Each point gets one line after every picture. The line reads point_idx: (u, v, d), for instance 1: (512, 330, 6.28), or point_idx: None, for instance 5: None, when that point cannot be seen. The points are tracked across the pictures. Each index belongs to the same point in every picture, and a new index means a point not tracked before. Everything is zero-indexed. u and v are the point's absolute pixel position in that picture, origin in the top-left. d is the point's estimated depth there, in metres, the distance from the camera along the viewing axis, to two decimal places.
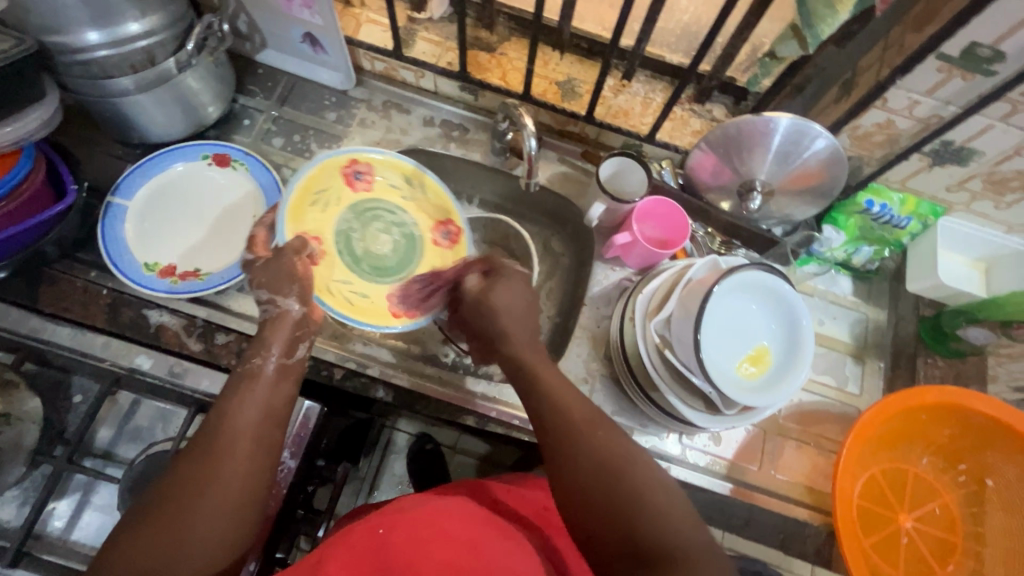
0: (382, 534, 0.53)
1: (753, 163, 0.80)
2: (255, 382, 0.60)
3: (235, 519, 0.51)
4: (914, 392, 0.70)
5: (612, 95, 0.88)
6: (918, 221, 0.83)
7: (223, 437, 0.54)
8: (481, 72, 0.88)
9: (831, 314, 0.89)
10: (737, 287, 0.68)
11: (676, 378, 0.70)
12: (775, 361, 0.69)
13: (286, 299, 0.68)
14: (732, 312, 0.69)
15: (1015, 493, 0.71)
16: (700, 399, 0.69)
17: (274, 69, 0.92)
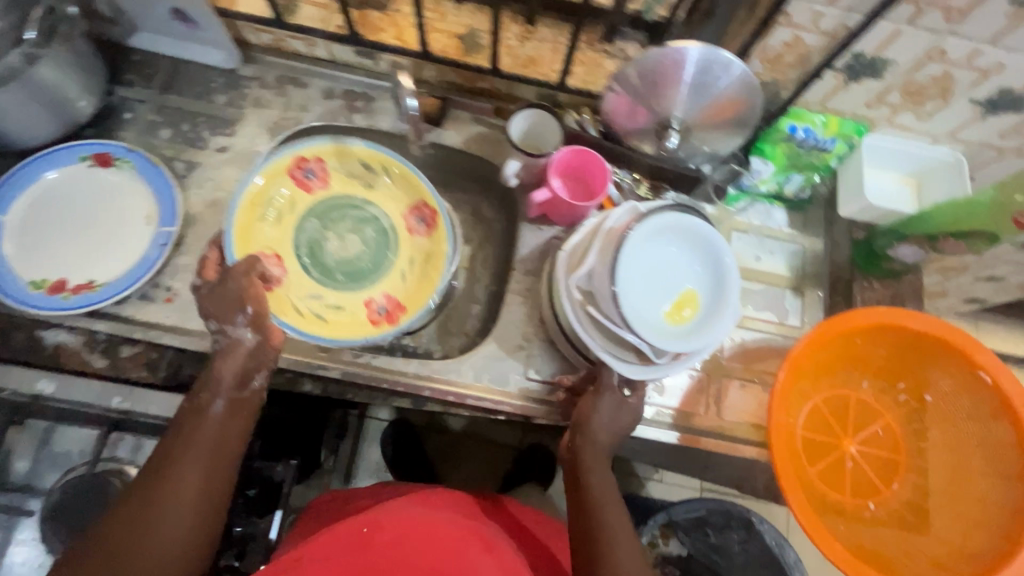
0: (368, 531, 0.64)
1: (666, 99, 0.75)
2: (203, 420, 0.61)
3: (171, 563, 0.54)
4: (847, 317, 0.67)
5: (518, 44, 0.83)
6: (843, 142, 0.79)
7: (174, 482, 0.56)
8: (375, 33, 0.82)
9: (767, 249, 0.87)
10: (658, 231, 0.65)
11: (604, 332, 0.67)
12: (704, 301, 0.65)
13: (235, 328, 0.67)
14: (653, 257, 0.65)
15: (955, 405, 0.70)
16: (630, 351, 0.67)
17: (151, 53, 0.84)
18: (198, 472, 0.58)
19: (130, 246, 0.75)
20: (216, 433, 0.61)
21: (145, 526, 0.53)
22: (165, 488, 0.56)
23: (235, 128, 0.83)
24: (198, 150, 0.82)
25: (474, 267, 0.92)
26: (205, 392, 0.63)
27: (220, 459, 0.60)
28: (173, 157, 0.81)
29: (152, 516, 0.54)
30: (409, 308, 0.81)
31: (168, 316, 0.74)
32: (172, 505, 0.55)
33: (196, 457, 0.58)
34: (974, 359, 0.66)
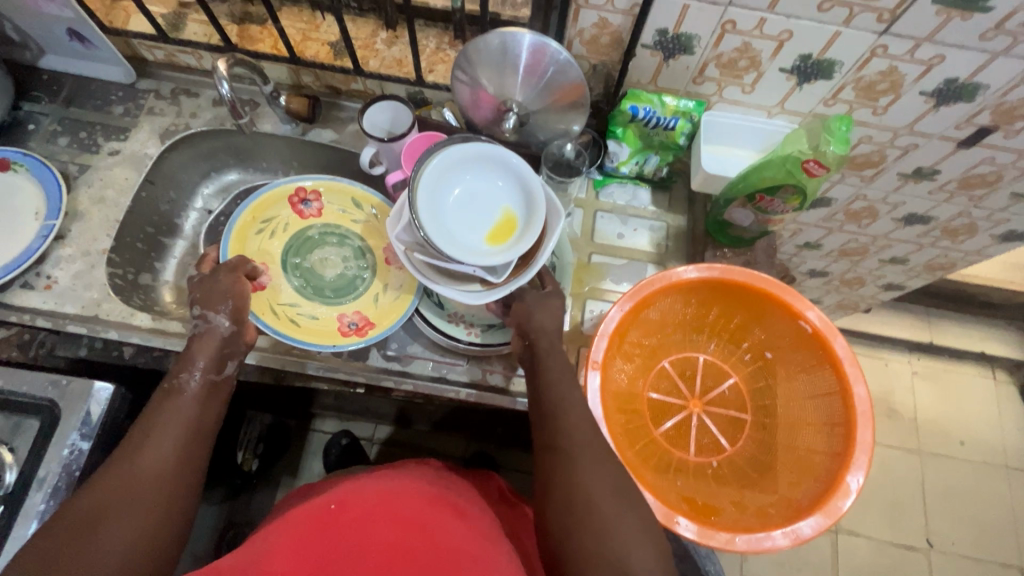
0: (334, 511, 0.66)
1: (505, 85, 0.81)
2: (180, 399, 0.62)
3: (148, 538, 0.53)
4: (667, 275, 0.68)
5: (385, 48, 0.90)
6: (684, 120, 0.82)
7: (145, 457, 0.56)
8: (254, 43, 0.90)
9: (631, 226, 0.90)
10: (455, 164, 0.68)
11: (441, 272, 0.67)
12: (520, 215, 0.67)
13: (216, 314, 0.69)
14: (463, 193, 0.68)
15: (788, 359, 0.71)
16: (474, 280, 0.67)
17: (58, 73, 0.93)
18: (175, 447, 0.58)
19: (15, 239, 0.82)
20: (194, 412, 0.62)
21: (124, 501, 0.53)
22: (144, 462, 0.56)
23: (129, 134, 0.91)
24: (93, 154, 0.89)
25: None
26: (184, 372, 0.64)
27: (198, 439, 0.61)
28: (68, 161, 0.88)
29: (135, 488, 0.54)
30: (379, 322, 0.81)
31: (45, 301, 0.79)
32: (149, 481, 0.55)
33: (173, 434, 0.59)
34: (794, 310, 0.66)
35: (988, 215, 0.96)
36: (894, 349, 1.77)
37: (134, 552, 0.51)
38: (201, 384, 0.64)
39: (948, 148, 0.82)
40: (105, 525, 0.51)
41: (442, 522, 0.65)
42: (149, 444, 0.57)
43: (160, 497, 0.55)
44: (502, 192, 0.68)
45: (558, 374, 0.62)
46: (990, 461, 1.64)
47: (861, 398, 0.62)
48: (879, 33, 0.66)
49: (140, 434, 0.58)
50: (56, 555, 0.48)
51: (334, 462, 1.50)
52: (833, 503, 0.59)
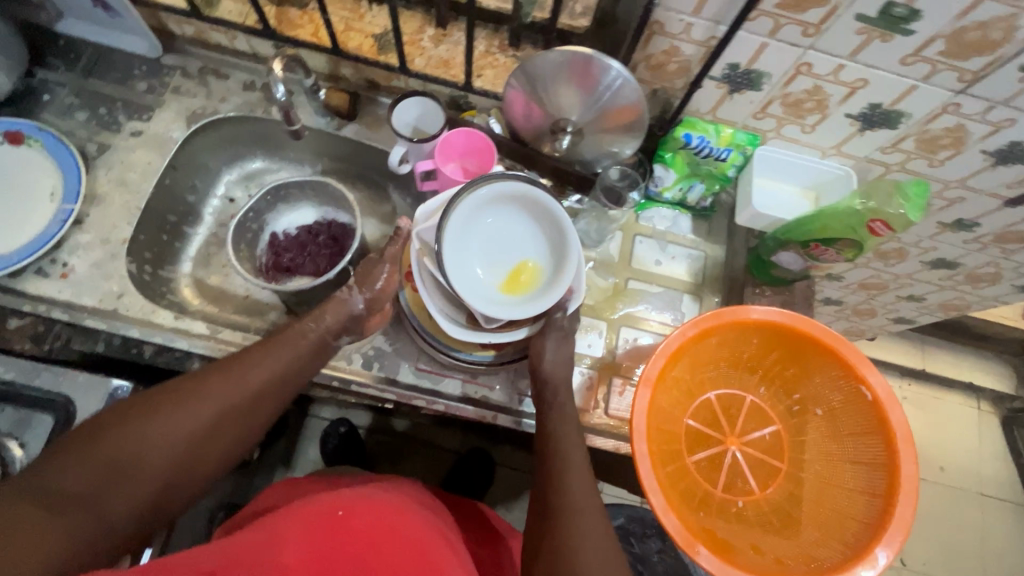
0: (340, 517, 0.59)
1: (559, 101, 0.79)
2: (297, 342, 0.67)
3: (212, 439, 0.58)
4: (736, 311, 0.69)
5: (431, 46, 0.85)
6: (737, 152, 0.81)
7: (238, 378, 0.61)
8: (293, 29, 0.84)
9: (669, 253, 0.89)
10: (503, 195, 0.66)
11: (441, 293, 0.70)
12: (541, 274, 0.67)
13: (354, 292, 0.73)
14: (496, 233, 0.67)
15: (838, 421, 0.71)
16: (464, 311, 0.70)
17: (76, 39, 0.87)
18: (267, 377, 0.63)
19: (28, 220, 0.77)
20: (297, 360, 0.66)
21: (209, 398, 0.58)
22: (239, 378, 0.61)
23: (152, 113, 0.85)
24: (113, 133, 0.84)
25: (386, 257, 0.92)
26: (309, 326, 0.69)
27: (288, 383, 0.65)
28: (87, 139, 0.83)
29: (216, 399, 0.59)
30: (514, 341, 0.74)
31: (61, 291, 0.75)
32: (238, 391, 0.60)
33: (274, 365, 0.64)
34: (859, 373, 0.67)
35: (1015, 267, 0.97)
36: (886, 374, 1.81)
37: (199, 445, 0.57)
38: (314, 341, 0.68)
39: (994, 204, 0.82)
40: (188, 410, 0.57)
41: (446, 555, 0.62)
42: (255, 363, 0.63)
43: (241, 408, 0.60)
44: (534, 244, 0.67)
45: (565, 440, 0.64)
46: (965, 487, 1.71)
47: (908, 476, 0.63)
48: (956, 92, 0.65)
49: (259, 352, 0.64)
50: (149, 410, 0.55)
51: (330, 450, 1.49)
52: (855, 571, 0.60)
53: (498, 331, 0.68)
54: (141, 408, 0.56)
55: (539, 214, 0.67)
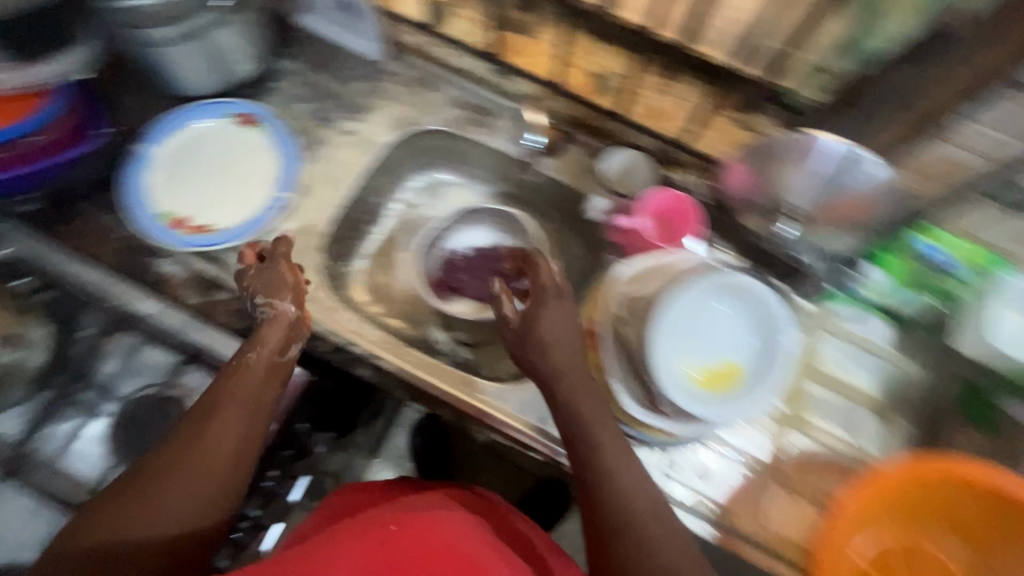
0: (392, 531, 0.46)
1: (789, 183, 0.72)
2: (244, 378, 0.61)
3: (213, 493, 0.54)
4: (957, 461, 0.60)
5: (650, 94, 0.82)
6: (976, 272, 0.71)
7: (213, 443, 0.55)
8: (516, 56, 0.84)
9: (858, 360, 0.79)
10: (725, 284, 0.60)
11: (623, 364, 0.63)
12: (739, 377, 0.60)
13: (283, 302, 0.67)
14: (709, 322, 0.61)
15: None
16: (643, 388, 0.63)
17: (310, 32, 0.91)
18: (237, 438, 0.57)
19: (249, 200, 0.83)
20: (252, 399, 0.60)
21: (188, 472, 0.53)
22: (211, 446, 0.54)
23: (364, 114, 0.88)
24: (327, 127, 0.87)
25: None
26: (251, 350, 0.63)
27: (256, 417, 0.60)
28: (304, 130, 0.87)
29: (207, 471, 0.53)
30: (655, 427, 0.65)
31: None
32: (221, 442, 0.55)
33: (244, 401, 0.59)
34: None
35: None
36: None
37: (200, 503, 0.53)
38: (264, 363, 0.63)
39: None
40: (181, 471, 0.53)
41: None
42: (223, 404, 0.58)
43: (230, 458, 0.55)
44: (739, 340, 0.61)
45: (625, 478, 0.53)
46: None
47: None
48: None
49: (230, 386, 0.60)
50: (149, 475, 0.52)
51: None
52: None
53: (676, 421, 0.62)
54: (116, 494, 0.51)
55: (753, 310, 0.61)
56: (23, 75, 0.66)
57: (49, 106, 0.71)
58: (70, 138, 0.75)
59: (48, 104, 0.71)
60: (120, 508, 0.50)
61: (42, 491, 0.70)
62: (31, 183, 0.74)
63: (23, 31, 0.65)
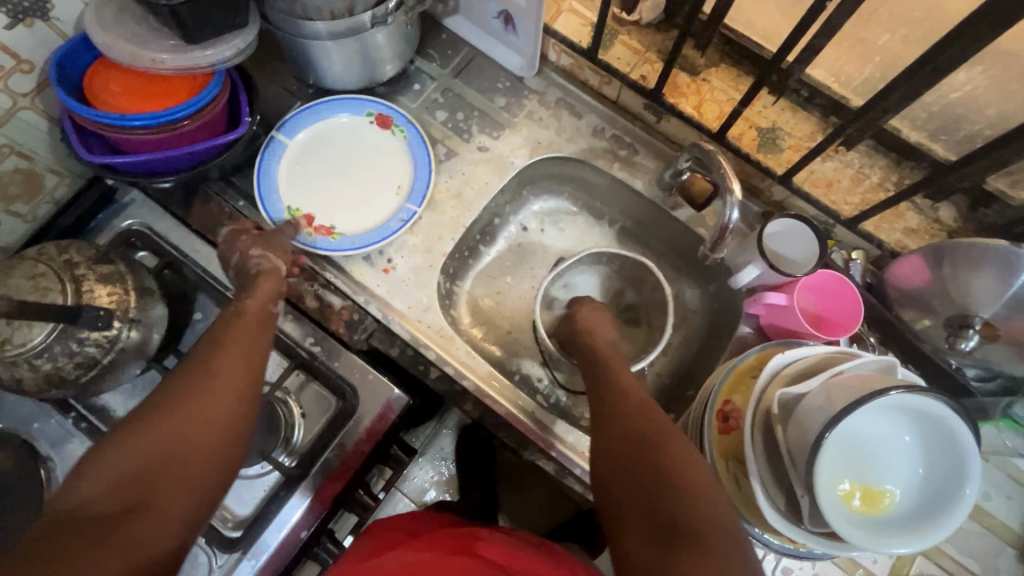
0: None
1: (978, 293, 0.64)
2: (238, 321, 0.61)
3: (220, 425, 0.52)
4: None
5: (819, 160, 0.75)
6: None
7: (212, 372, 0.55)
8: (676, 96, 0.78)
9: (1004, 490, 0.72)
10: (910, 410, 0.55)
11: (769, 463, 0.60)
12: (903, 510, 0.55)
13: (278, 258, 0.69)
14: (876, 438, 0.55)
15: None
16: (783, 496, 0.59)
17: (457, 36, 0.87)
18: (231, 363, 0.56)
19: (374, 206, 0.80)
20: (249, 334, 0.60)
21: (207, 410, 0.52)
22: (216, 380, 0.54)
23: (502, 132, 0.84)
24: (462, 141, 0.84)
25: (659, 351, 0.84)
26: (243, 298, 0.64)
27: (256, 363, 0.59)
28: (439, 140, 0.84)
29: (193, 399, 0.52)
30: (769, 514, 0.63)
31: (380, 285, 0.77)
32: (227, 383, 0.55)
33: (246, 346, 0.59)
34: None
35: None
36: None
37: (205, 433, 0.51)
38: (256, 311, 0.63)
39: None
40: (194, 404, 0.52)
41: None
42: (231, 349, 0.57)
43: (234, 395, 0.54)
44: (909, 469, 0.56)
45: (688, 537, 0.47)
46: None
47: None
48: None
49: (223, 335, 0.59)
50: (160, 410, 0.51)
51: None
52: None
53: (817, 538, 0.57)
54: (143, 432, 0.49)
55: (933, 442, 0.55)
56: (189, 59, 0.65)
57: (206, 90, 0.68)
58: (217, 124, 0.73)
59: (206, 89, 0.68)
60: (155, 445, 0.49)
61: None
62: (174, 164, 0.73)
63: (199, 18, 0.62)
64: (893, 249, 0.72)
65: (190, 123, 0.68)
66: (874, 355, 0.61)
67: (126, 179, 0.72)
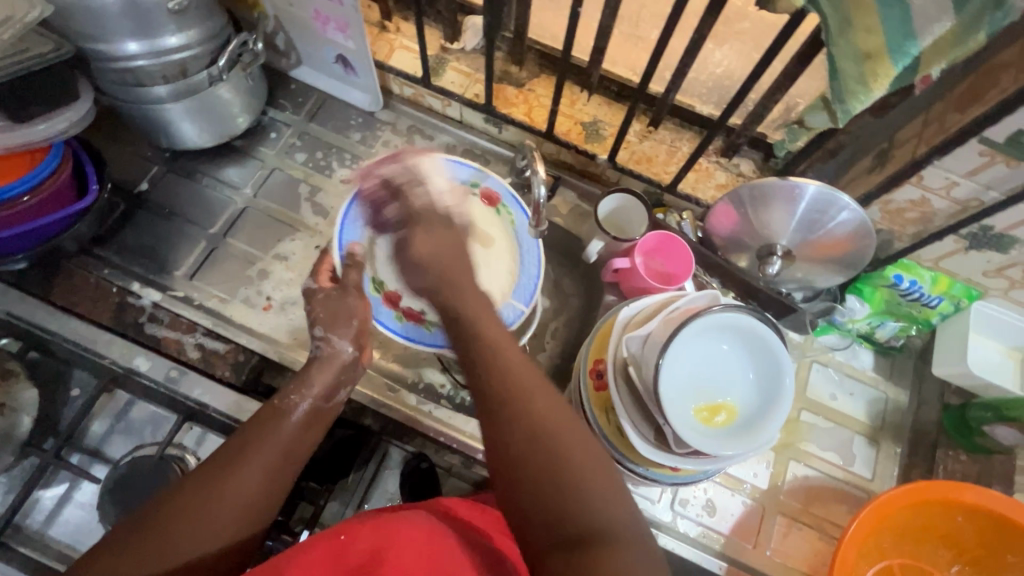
0: (340, 542, 0.50)
1: (776, 227, 0.76)
2: (282, 422, 0.56)
3: (225, 547, 0.49)
4: (955, 485, 0.64)
5: (637, 140, 0.85)
6: (949, 302, 0.76)
7: (248, 453, 0.52)
8: (507, 106, 0.88)
9: (846, 389, 0.83)
10: (729, 327, 0.65)
11: (635, 400, 0.67)
12: (742, 415, 0.64)
13: (341, 339, 0.64)
14: (700, 355, 0.66)
15: None
16: (651, 428, 0.66)
17: (306, 85, 0.93)
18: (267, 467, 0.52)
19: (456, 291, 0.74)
20: (293, 435, 0.56)
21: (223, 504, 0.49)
22: (242, 478, 0.51)
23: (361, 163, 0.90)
24: (325, 177, 0.89)
25: (545, 336, 0.87)
26: (296, 393, 0.58)
27: (291, 466, 0.55)
28: (301, 180, 0.89)
29: (219, 485, 0.50)
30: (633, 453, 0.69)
31: (262, 323, 0.81)
32: (246, 490, 0.50)
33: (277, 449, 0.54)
34: None
35: None
36: None
37: (210, 546, 0.48)
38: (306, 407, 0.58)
39: None
40: (207, 512, 0.48)
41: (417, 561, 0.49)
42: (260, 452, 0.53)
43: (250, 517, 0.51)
44: (742, 379, 0.66)
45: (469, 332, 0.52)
46: None
47: None
48: None
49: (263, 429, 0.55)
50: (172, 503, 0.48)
51: None
52: None
53: (683, 458, 0.64)
54: (157, 511, 0.48)
55: (754, 353, 0.66)
56: (21, 136, 0.66)
57: (43, 165, 0.70)
58: (66, 196, 0.74)
59: (42, 163, 0.70)
60: (154, 537, 0.46)
61: (32, 559, 0.68)
62: (23, 242, 0.72)
63: (23, 94, 0.64)
64: (709, 204, 0.83)
65: (31, 199, 0.70)
66: (700, 291, 0.70)
67: None
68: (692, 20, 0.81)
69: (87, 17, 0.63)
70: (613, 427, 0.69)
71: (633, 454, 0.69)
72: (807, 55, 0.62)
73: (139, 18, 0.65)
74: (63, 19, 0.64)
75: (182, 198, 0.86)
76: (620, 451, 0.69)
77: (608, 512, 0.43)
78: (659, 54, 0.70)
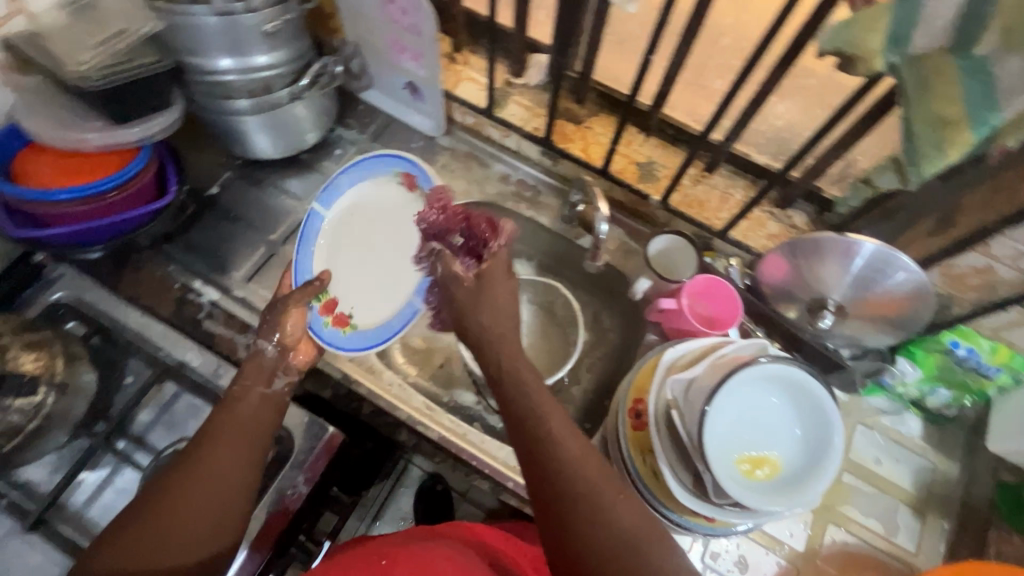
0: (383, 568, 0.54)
1: (829, 282, 0.76)
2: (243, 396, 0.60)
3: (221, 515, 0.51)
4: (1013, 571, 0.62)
5: (690, 184, 0.86)
6: (1009, 375, 0.73)
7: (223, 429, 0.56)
8: (565, 142, 0.91)
9: (892, 454, 0.81)
10: (777, 378, 0.65)
11: (675, 444, 0.66)
12: (787, 471, 0.63)
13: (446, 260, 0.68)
14: (748, 404, 0.66)
15: None
16: (690, 474, 0.64)
17: (374, 107, 0.97)
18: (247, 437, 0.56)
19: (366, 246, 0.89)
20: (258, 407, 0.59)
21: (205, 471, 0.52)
22: (217, 449, 0.54)
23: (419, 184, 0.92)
24: None
25: (581, 367, 0.91)
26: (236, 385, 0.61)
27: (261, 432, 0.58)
28: None
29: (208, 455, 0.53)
30: (669, 499, 0.67)
31: None
32: (230, 460, 0.53)
33: (234, 442, 0.55)
34: None
35: None
36: None
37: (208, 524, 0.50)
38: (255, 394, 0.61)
39: None
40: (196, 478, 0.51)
41: None
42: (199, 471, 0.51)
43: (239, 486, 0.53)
44: (787, 432, 0.65)
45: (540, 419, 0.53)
46: None
47: None
48: None
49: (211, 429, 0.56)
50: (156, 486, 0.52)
51: None
52: None
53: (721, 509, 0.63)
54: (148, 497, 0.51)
55: (802, 405, 0.65)
56: (114, 136, 0.71)
57: (131, 164, 0.74)
58: (146, 194, 0.79)
59: (131, 162, 0.74)
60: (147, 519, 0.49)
61: (67, 539, 0.69)
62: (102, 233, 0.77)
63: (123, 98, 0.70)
64: (759, 252, 0.83)
65: (116, 194, 0.74)
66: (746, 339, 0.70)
67: (55, 249, 0.76)
68: (756, 73, 0.80)
69: (190, 33, 0.68)
70: (651, 469, 0.68)
71: (670, 500, 0.67)
72: (874, 116, 0.63)
73: (235, 36, 0.69)
74: (169, 34, 0.69)
75: (246, 204, 0.90)
76: (655, 494, 0.68)
77: (609, 502, 0.48)
78: (725, 103, 0.71)
